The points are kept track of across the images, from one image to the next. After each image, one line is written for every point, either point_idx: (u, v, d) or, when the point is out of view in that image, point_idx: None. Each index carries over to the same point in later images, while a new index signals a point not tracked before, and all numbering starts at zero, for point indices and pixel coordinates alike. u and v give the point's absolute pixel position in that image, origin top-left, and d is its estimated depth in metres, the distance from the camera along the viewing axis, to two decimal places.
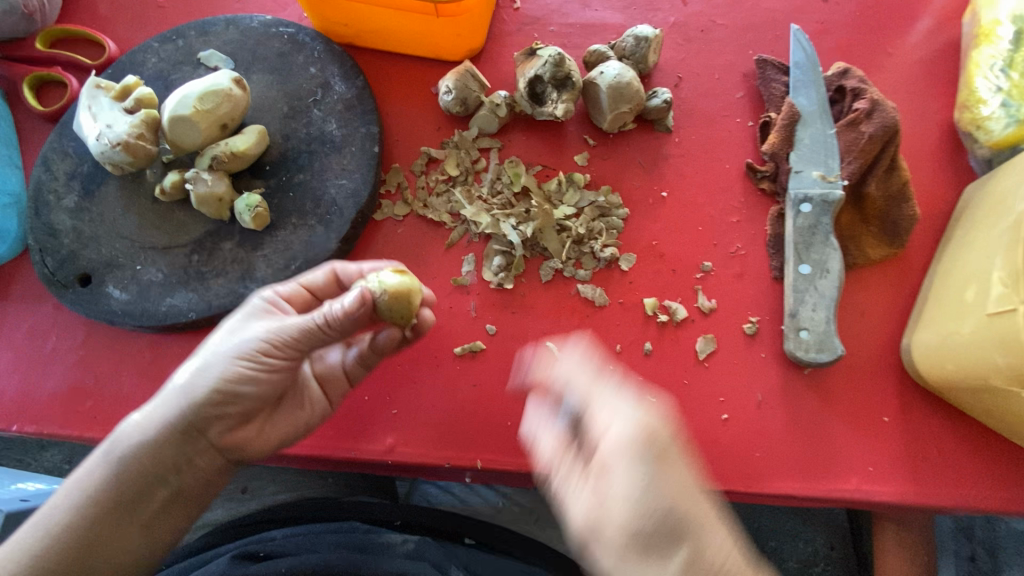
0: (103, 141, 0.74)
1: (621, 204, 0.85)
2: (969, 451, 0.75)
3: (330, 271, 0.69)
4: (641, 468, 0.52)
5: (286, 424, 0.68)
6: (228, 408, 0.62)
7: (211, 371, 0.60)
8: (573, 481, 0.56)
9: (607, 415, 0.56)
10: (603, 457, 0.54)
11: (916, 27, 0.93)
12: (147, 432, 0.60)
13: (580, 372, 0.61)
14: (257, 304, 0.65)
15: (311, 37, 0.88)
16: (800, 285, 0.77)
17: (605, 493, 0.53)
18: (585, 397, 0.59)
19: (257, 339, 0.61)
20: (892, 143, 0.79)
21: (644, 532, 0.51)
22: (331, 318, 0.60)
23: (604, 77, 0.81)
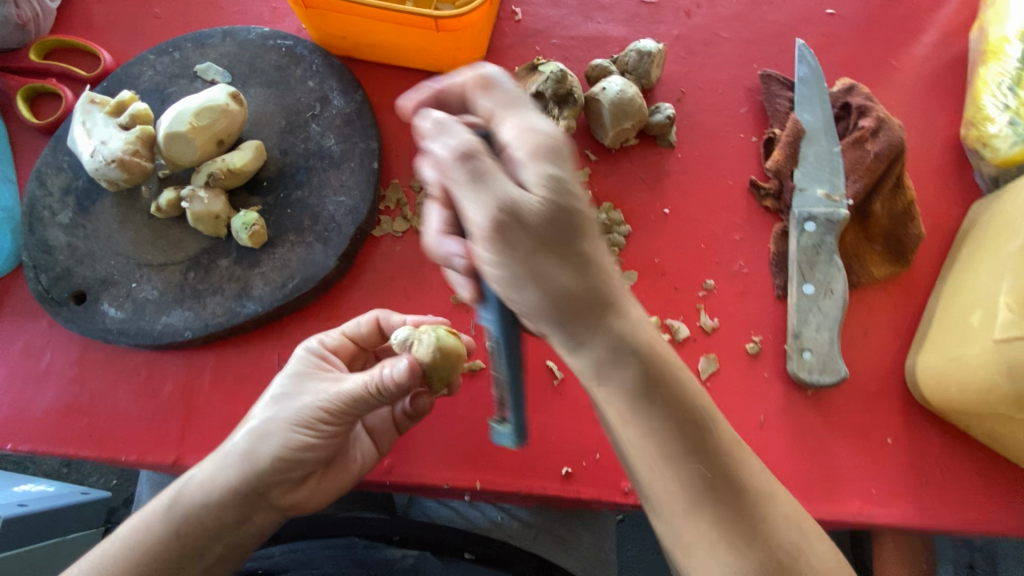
0: (98, 158, 0.74)
1: (623, 221, 0.84)
2: (976, 473, 0.73)
3: (372, 320, 0.74)
4: (554, 162, 0.47)
5: (339, 477, 0.71)
6: (291, 470, 0.66)
7: (275, 436, 0.64)
8: (477, 179, 0.46)
9: (518, 126, 0.49)
10: (521, 168, 0.47)
11: (921, 40, 0.92)
12: (211, 494, 0.63)
13: (506, 82, 0.52)
14: (307, 360, 0.69)
15: (309, 50, 0.87)
16: (803, 305, 0.76)
17: (510, 189, 0.46)
18: (497, 104, 0.51)
19: (313, 404, 0.64)
20: (898, 162, 0.78)
21: (536, 222, 0.46)
22: (382, 386, 0.63)
23: (606, 93, 0.80)
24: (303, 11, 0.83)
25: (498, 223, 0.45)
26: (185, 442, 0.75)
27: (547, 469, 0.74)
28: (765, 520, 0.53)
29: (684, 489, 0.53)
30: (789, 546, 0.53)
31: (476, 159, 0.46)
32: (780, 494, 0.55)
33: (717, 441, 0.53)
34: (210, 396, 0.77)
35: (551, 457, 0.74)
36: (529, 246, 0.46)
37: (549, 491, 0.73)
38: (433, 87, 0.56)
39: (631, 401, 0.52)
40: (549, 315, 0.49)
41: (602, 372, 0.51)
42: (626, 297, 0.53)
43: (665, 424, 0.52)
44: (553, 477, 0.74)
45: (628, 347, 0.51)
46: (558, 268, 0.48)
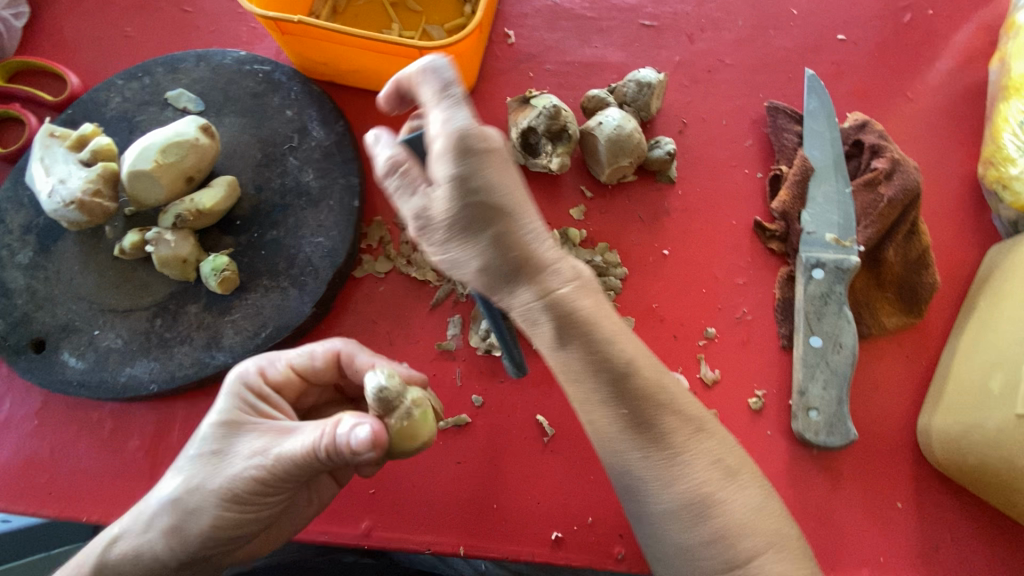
0: (56, 199, 0.69)
1: (619, 262, 0.78)
2: (990, 541, 0.69)
3: (330, 352, 0.63)
4: (463, 161, 0.48)
5: (294, 517, 0.64)
6: (229, 539, 0.55)
7: (203, 513, 0.52)
8: (405, 188, 0.51)
9: (438, 122, 0.48)
10: (433, 167, 0.49)
11: (937, 69, 0.87)
12: (140, 563, 0.54)
13: (442, 67, 0.50)
14: (236, 406, 0.56)
15: (288, 77, 0.82)
16: (810, 359, 0.71)
17: (428, 193, 0.50)
18: (431, 94, 0.50)
19: (245, 474, 0.52)
20: (912, 207, 0.74)
21: (446, 220, 0.50)
22: (328, 455, 0.51)
23: (603, 127, 0.75)
24: (280, 37, 0.77)
25: (422, 226, 0.51)
26: None
27: (536, 533, 0.70)
28: (685, 454, 0.53)
29: (611, 420, 0.53)
30: (707, 479, 0.53)
31: (400, 171, 0.51)
32: (709, 430, 0.55)
33: (640, 386, 0.52)
34: (178, 450, 0.72)
35: (540, 520, 0.70)
36: (443, 237, 0.51)
37: (537, 557, 0.69)
38: (392, 81, 0.55)
39: (550, 353, 0.53)
40: (473, 279, 0.53)
41: (524, 326, 0.54)
42: (551, 251, 0.53)
43: (583, 372, 0.52)
44: (541, 542, 0.69)
45: (547, 306, 0.51)
46: (471, 247, 0.50)
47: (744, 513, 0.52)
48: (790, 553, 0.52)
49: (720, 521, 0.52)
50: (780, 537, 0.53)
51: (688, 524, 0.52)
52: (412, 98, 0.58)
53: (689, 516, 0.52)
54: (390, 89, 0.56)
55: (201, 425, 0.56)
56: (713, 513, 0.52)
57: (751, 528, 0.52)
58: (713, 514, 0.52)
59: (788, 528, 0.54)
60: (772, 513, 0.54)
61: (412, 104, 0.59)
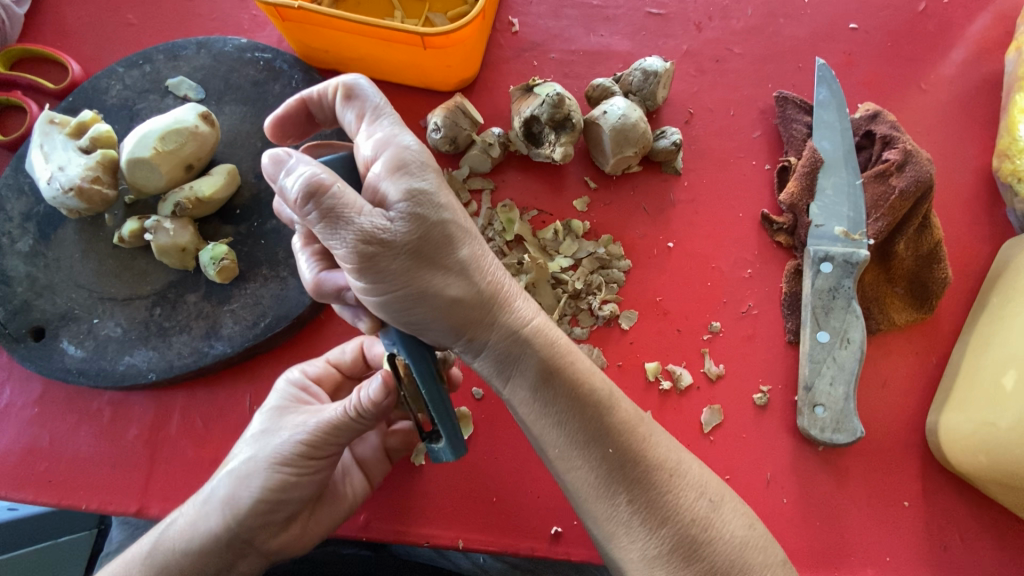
0: (55, 186, 0.69)
1: (623, 254, 0.77)
2: (999, 543, 0.68)
3: (358, 346, 0.68)
4: (416, 176, 0.49)
5: (331, 514, 0.64)
6: (274, 513, 0.58)
7: (254, 477, 0.57)
8: (332, 216, 0.46)
9: (375, 138, 0.50)
10: (380, 187, 0.48)
11: (951, 58, 0.85)
12: (194, 538, 0.57)
13: (369, 89, 0.52)
14: (287, 394, 0.63)
15: (290, 65, 0.82)
16: (817, 354, 0.70)
17: (370, 215, 0.46)
18: (359, 116, 0.52)
19: (293, 439, 0.57)
20: (925, 199, 0.72)
21: (403, 244, 0.47)
22: (365, 407, 0.56)
23: (607, 117, 0.74)
24: (280, 24, 0.76)
25: (367, 255, 0.46)
26: (150, 490, 0.70)
27: (535, 527, 0.69)
28: (672, 492, 0.52)
29: (593, 471, 0.52)
30: (696, 518, 0.52)
31: (324, 196, 0.46)
32: (689, 460, 0.55)
33: (620, 420, 0.53)
34: (177, 441, 0.72)
35: (540, 514, 0.69)
36: (404, 267, 0.48)
37: (537, 552, 0.68)
38: (294, 99, 0.56)
39: (531, 392, 0.53)
40: (444, 326, 0.51)
41: (500, 369, 0.54)
42: (516, 288, 0.55)
43: (564, 410, 0.52)
44: (540, 537, 0.69)
45: (524, 340, 0.53)
46: (443, 281, 0.50)
47: (735, 544, 0.52)
48: (775, 565, 0.52)
49: (710, 560, 0.50)
50: (768, 560, 0.52)
51: (681, 563, 0.50)
52: (311, 123, 0.58)
53: (680, 557, 0.50)
54: (294, 104, 0.55)
55: (257, 416, 0.63)
56: (705, 550, 0.51)
57: (743, 557, 0.51)
58: (703, 553, 0.51)
59: (772, 548, 0.54)
60: (762, 544, 0.53)
61: (305, 128, 0.59)
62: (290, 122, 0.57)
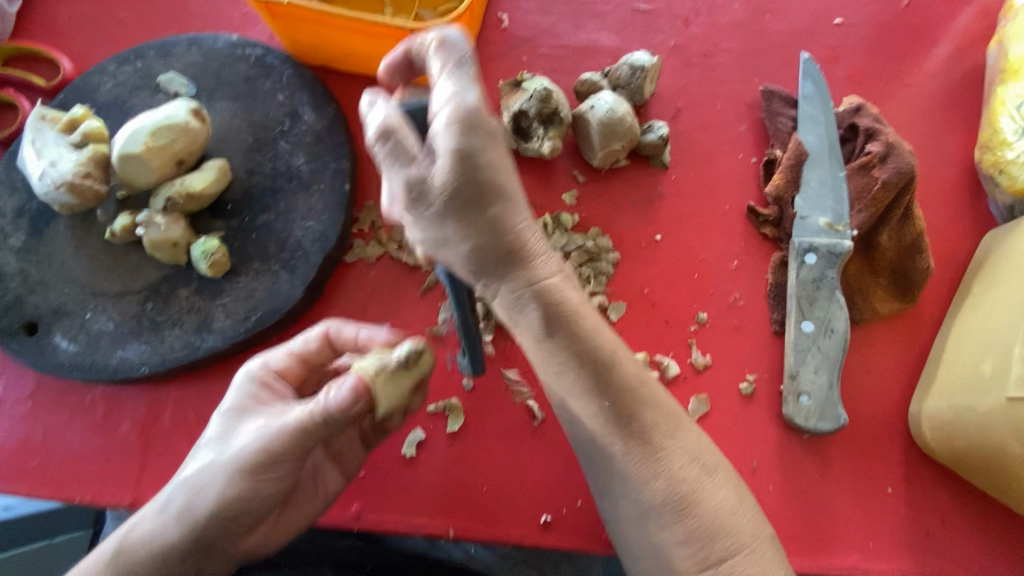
0: (47, 181, 0.69)
1: (611, 247, 0.78)
2: (978, 526, 0.69)
3: (321, 333, 0.67)
4: (466, 135, 0.45)
5: (301, 511, 0.65)
6: (237, 518, 0.58)
7: (210, 488, 0.56)
8: (389, 160, 0.47)
9: (447, 91, 0.46)
10: (433, 137, 0.46)
11: (934, 51, 0.86)
12: (154, 545, 0.56)
13: (461, 39, 0.48)
14: (247, 392, 0.63)
15: (280, 60, 0.82)
16: (801, 344, 0.71)
17: (418, 164, 0.47)
18: (443, 64, 0.48)
19: (251, 447, 0.57)
20: (907, 191, 0.73)
21: (442, 194, 0.47)
22: (328, 415, 0.56)
23: (594, 111, 0.75)
24: (271, 20, 0.77)
25: (412, 200, 0.48)
26: (144, 483, 0.71)
27: (525, 516, 0.70)
28: (666, 453, 0.53)
29: (595, 416, 0.54)
30: (686, 479, 0.53)
31: (387, 139, 0.46)
32: (685, 427, 0.55)
33: (620, 378, 0.53)
34: (170, 434, 0.73)
35: (530, 504, 0.70)
36: (437, 215, 0.48)
37: (527, 540, 0.69)
38: (401, 48, 0.53)
39: (539, 341, 0.53)
40: (466, 267, 0.51)
41: (513, 315, 0.53)
42: (540, 243, 0.54)
43: (570, 362, 0.52)
44: (530, 526, 0.70)
45: (535, 293, 0.52)
46: (469, 227, 0.48)
47: (721, 512, 0.53)
48: (762, 540, 0.53)
49: (698, 519, 0.52)
50: (754, 536, 0.53)
51: (668, 516, 0.52)
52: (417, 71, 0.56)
53: (668, 512, 0.52)
54: (398, 52, 0.54)
55: (215, 416, 0.62)
56: (692, 510, 0.52)
57: (728, 528, 0.52)
58: (690, 513, 0.52)
59: (760, 525, 0.54)
60: (751, 517, 0.54)
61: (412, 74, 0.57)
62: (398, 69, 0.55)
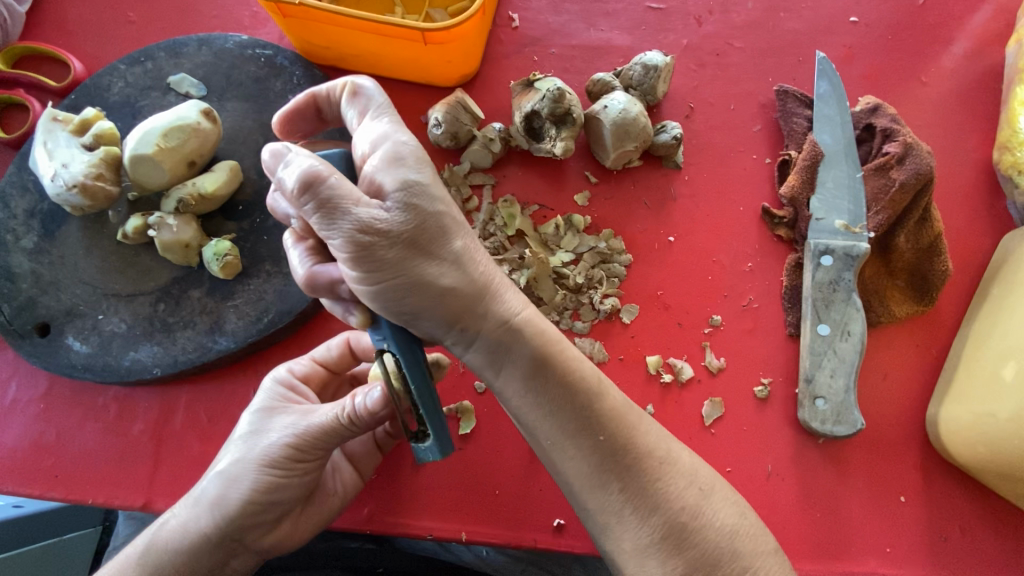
0: (59, 182, 0.69)
1: (624, 249, 0.77)
2: (997, 531, 0.68)
3: (342, 342, 0.68)
4: (412, 168, 0.49)
5: (323, 509, 0.65)
6: (265, 512, 0.59)
7: (244, 478, 0.57)
8: (327, 207, 0.45)
9: (372, 134, 0.51)
10: (377, 178, 0.48)
11: (952, 49, 0.85)
12: (185, 540, 0.57)
13: (372, 89, 0.53)
14: (275, 393, 0.63)
15: (290, 61, 0.82)
16: (817, 347, 0.70)
17: (367, 207, 0.46)
18: (360, 112, 0.53)
19: (282, 442, 0.58)
20: (926, 192, 0.72)
21: (401, 235, 0.47)
22: (360, 412, 0.56)
23: (608, 111, 0.74)
24: (282, 20, 0.76)
25: (362, 246, 0.45)
26: (156, 485, 0.71)
27: (538, 520, 0.69)
28: (663, 481, 0.53)
29: (587, 459, 0.52)
30: (686, 506, 0.52)
31: (321, 186, 0.45)
32: (679, 449, 0.56)
33: (607, 409, 0.53)
34: (181, 436, 0.73)
35: (544, 507, 0.70)
36: (397, 258, 0.47)
37: (540, 544, 0.69)
38: (304, 96, 0.57)
39: (525, 384, 0.53)
40: (438, 317, 0.50)
41: (492, 360, 0.53)
42: (506, 282, 0.55)
43: (555, 398, 0.52)
44: (543, 529, 0.69)
45: (512, 330, 0.52)
46: (438, 269, 0.49)
47: (725, 533, 0.53)
48: (768, 554, 0.53)
49: (701, 547, 0.51)
50: (759, 547, 0.53)
51: (671, 550, 0.51)
52: (320, 119, 0.59)
53: (671, 544, 0.51)
54: (302, 100, 0.56)
55: (244, 415, 0.63)
56: (695, 538, 0.51)
57: (734, 546, 0.52)
58: (693, 540, 0.51)
59: (765, 537, 0.55)
60: (752, 531, 0.54)
61: (313, 124, 0.60)
62: (301, 117, 0.58)
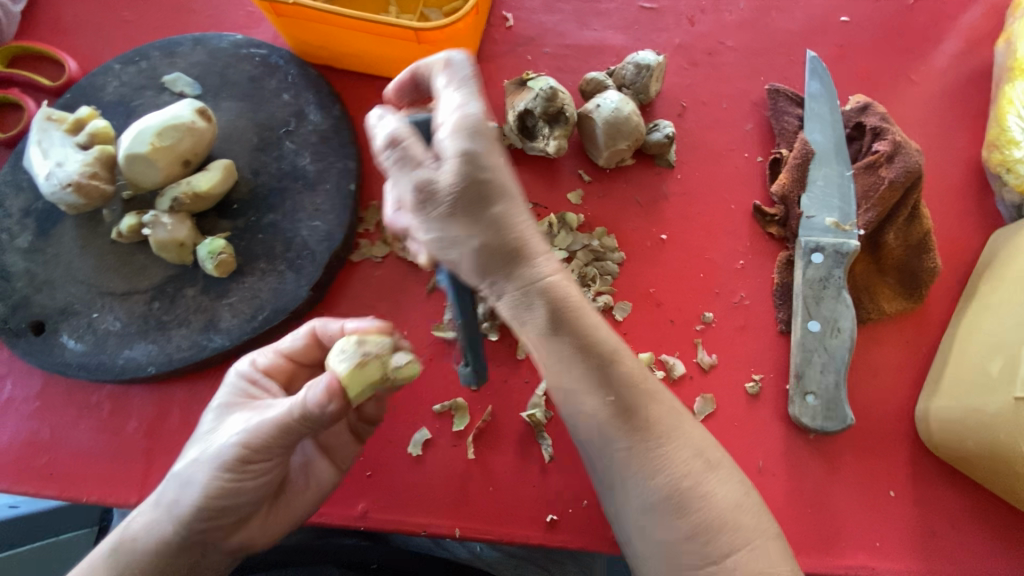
0: (54, 181, 0.70)
1: (617, 247, 0.78)
2: (984, 524, 0.69)
3: (307, 331, 0.65)
4: (476, 140, 0.48)
5: (294, 504, 0.64)
6: (224, 514, 0.57)
7: (198, 482, 0.56)
8: (401, 163, 0.48)
9: (457, 104, 0.49)
10: (440, 143, 0.49)
11: (941, 49, 0.86)
12: (148, 543, 0.56)
13: (464, 61, 0.52)
14: (236, 388, 0.62)
15: (285, 60, 0.82)
16: (808, 343, 0.70)
17: (428, 168, 0.48)
18: (449, 79, 0.51)
19: (234, 442, 0.56)
20: (915, 189, 0.73)
21: (451, 195, 0.48)
22: (309, 409, 0.55)
23: (600, 110, 0.75)
24: (276, 19, 0.77)
25: (421, 201, 0.49)
26: (151, 482, 0.71)
27: (531, 516, 0.70)
28: (667, 446, 0.54)
29: (597, 417, 0.54)
30: (688, 473, 0.53)
31: (400, 145, 0.48)
32: (686, 422, 0.56)
33: (621, 373, 0.54)
34: (176, 433, 0.73)
35: (537, 504, 0.70)
36: (444, 214, 0.49)
37: (534, 540, 0.69)
38: (408, 72, 0.56)
39: (541, 340, 0.53)
40: (471, 270, 0.51)
41: (517, 316, 0.53)
42: (543, 244, 0.53)
43: (572, 355, 0.53)
44: (536, 525, 0.70)
45: (539, 291, 0.52)
46: (476, 226, 0.49)
47: (725, 504, 0.53)
48: (768, 533, 0.53)
49: (702, 513, 0.52)
50: (760, 525, 0.53)
51: (675, 513, 0.52)
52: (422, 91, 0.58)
53: (674, 506, 0.52)
54: (405, 74, 0.56)
55: (206, 413, 0.61)
56: (696, 505, 0.52)
57: (733, 517, 0.52)
58: (695, 508, 0.52)
59: (765, 520, 0.54)
60: (753, 509, 0.54)
61: (416, 95, 0.59)
62: (406, 90, 0.58)
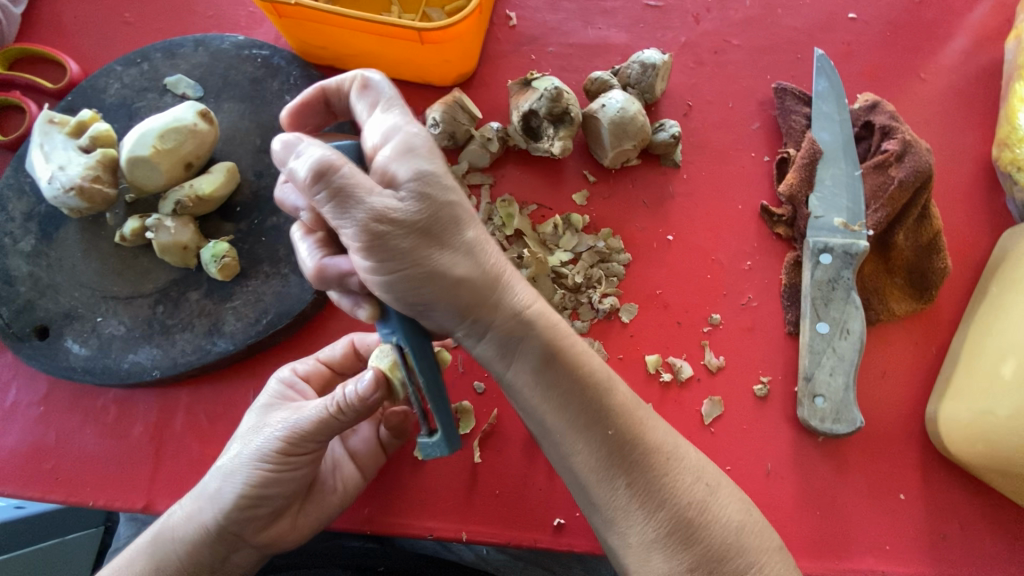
0: (56, 185, 0.69)
1: (623, 248, 0.77)
2: (995, 527, 0.68)
3: (347, 343, 0.69)
4: (424, 158, 0.48)
5: (322, 508, 0.65)
6: (259, 507, 0.59)
7: (238, 473, 0.58)
8: (340, 197, 0.45)
9: (383, 125, 0.50)
10: (388, 167, 0.47)
11: (950, 46, 0.85)
12: (188, 532, 0.58)
13: (382, 82, 0.53)
14: (277, 391, 0.64)
15: (287, 61, 0.82)
16: (817, 345, 0.70)
17: (380, 196, 0.46)
18: (371, 104, 0.52)
19: (274, 436, 0.58)
20: (924, 189, 0.72)
21: (414, 224, 0.47)
22: (348, 404, 0.56)
23: (605, 110, 0.74)
24: (278, 20, 0.76)
25: (376, 235, 0.46)
26: (156, 486, 0.71)
27: (538, 520, 0.69)
28: (669, 475, 0.53)
29: (594, 453, 0.53)
30: (692, 501, 0.52)
31: (333, 175, 0.45)
32: (685, 446, 0.56)
33: (616, 404, 0.54)
34: (181, 437, 0.73)
35: (544, 508, 0.70)
36: (408, 247, 0.47)
37: (541, 544, 0.69)
38: (313, 89, 0.57)
39: (533, 376, 0.53)
40: (447, 306, 0.50)
41: (502, 352, 0.53)
42: (514, 274, 0.55)
43: (564, 390, 0.53)
44: (543, 529, 0.69)
45: (522, 323, 0.53)
46: (448, 256, 0.49)
47: (731, 528, 0.52)
48: (771, 551, 0.53)
49: (708, 542, 0.51)
50: (764, 544, 0.53)
51: (679, 545, 0.51)
52: (329, 113, 0.59)
53: (677, 538, 0.51)
54: (313, 92, 0.57)
55: (248, 413, 0.64)
56: (701, 533, 0.51)
57: (738, 542, 0.52)
58: (699, 536, 0.51)
59: (768, 534, 0.54)
60: (758, 529, 0.54)
61: (319, 118, 0.60)
62: (309, 110, 0.58)
